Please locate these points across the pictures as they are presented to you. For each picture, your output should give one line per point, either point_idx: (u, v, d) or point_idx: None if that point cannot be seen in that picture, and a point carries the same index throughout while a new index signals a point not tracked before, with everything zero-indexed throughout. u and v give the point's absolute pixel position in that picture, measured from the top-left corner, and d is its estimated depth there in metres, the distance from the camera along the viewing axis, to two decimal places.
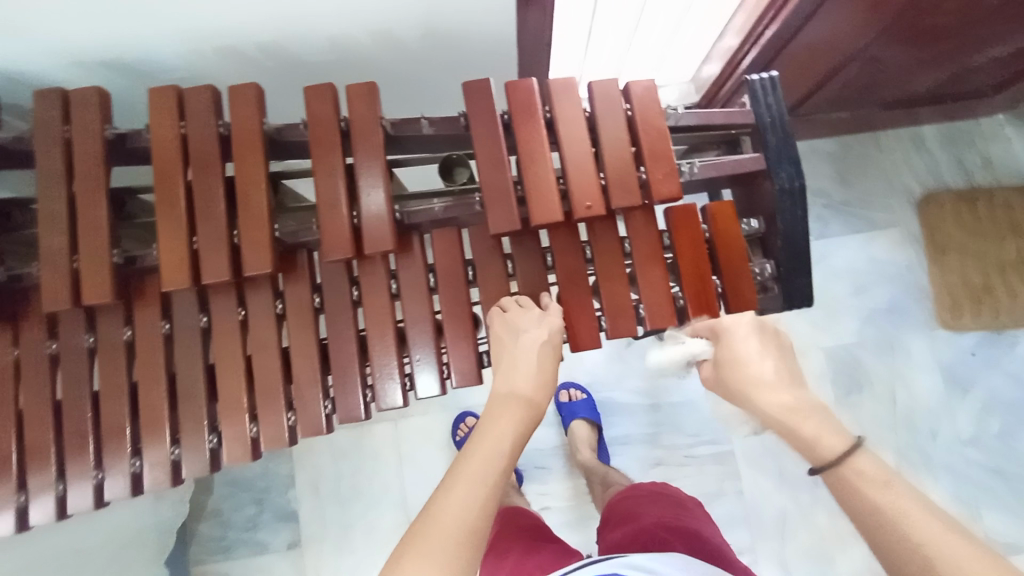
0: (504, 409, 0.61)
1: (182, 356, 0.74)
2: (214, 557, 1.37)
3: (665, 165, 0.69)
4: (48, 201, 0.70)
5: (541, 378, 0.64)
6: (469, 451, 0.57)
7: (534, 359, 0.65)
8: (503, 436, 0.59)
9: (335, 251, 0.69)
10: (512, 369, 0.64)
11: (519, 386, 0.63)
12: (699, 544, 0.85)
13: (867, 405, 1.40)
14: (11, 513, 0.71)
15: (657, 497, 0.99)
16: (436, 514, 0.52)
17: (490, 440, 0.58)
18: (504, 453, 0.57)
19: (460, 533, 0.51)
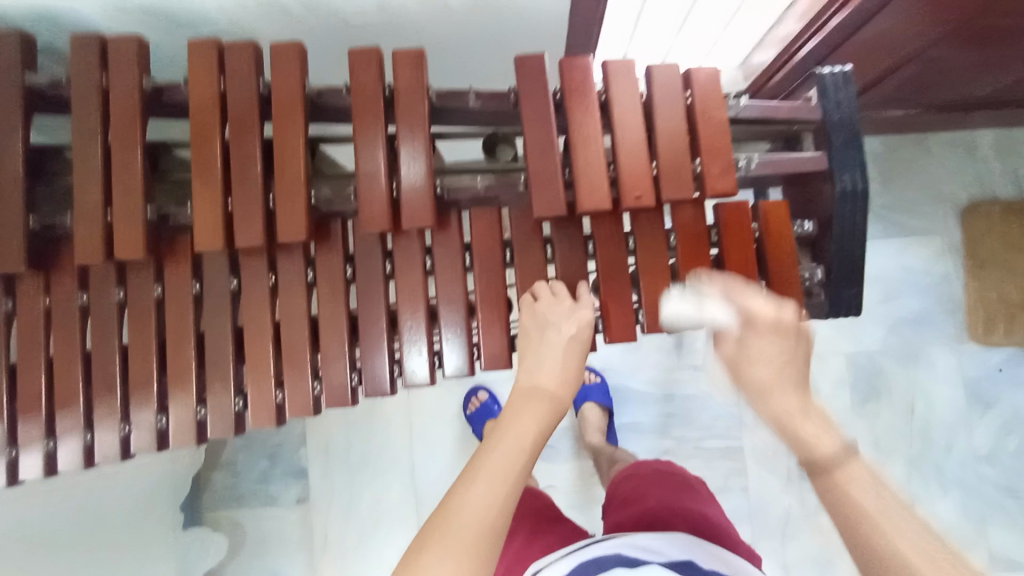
0: (526, 403, 0.59)
1: (211, 318, 0.73)
2: (225, 507, 1.40)
3: (722, 159, 0.65)
4: (84, 151, 0.69)
5: (565, 374, 0.63)
6: (490, 445, 0.55)
7: (560, 351, 0.64)
8: (526, 432, 0.56)
9: (372, 224, 0.67)
10: (537, 362, 0.63)
11: (544, 382, 0.61)
12: (703, 523, 0.82)
13: (884, 414, 1.37)
14: (40, 457, 0.72)
15: (660, 477, 0.94)
16: (453, 512, 0.50)
17: (513, 435, 0.56)
18: (525, 450, 0.55)
19: (478, 533, 0.49)
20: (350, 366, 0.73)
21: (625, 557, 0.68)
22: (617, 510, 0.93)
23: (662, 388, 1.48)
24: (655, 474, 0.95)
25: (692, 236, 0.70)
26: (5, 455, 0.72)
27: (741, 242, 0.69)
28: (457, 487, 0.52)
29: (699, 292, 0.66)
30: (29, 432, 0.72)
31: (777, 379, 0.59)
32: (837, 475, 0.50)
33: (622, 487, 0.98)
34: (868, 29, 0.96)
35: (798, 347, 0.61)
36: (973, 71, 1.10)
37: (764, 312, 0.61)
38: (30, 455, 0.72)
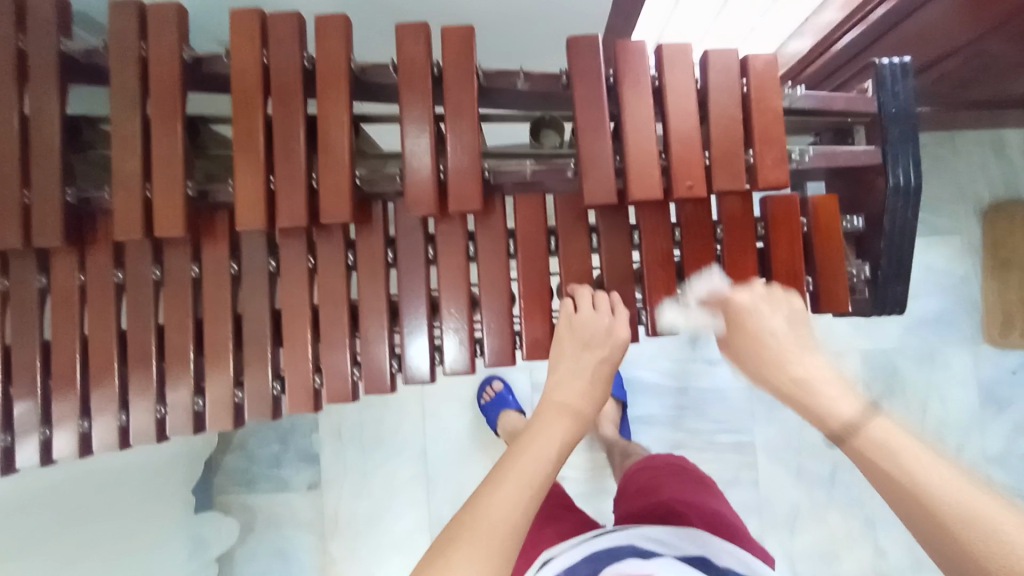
0: (552, 415, 0.62)
1: (249, 298, 0.72)
2: (238, 488, 1.42)
3: (777, 150, 0.64)
4: (123, 124, 0.67)
5: (589, 390, 0.65)
6: (516, 455, 0.58)
7: (590, 367, 0.66)
8: (550, 443, 0.59)
9: (419, 206, 0.66)
10: (569, 376, 0.65)
11: (569, 396, 0.64)
12: (718, 522, 0.83)
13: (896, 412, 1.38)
14: (76, 435, 0.72)
15: (677, 471, 0.94)
16: (483, 511, 0.51)
17: (539, 444, 0.59)
18: (549, 461, 0.58)
19: (505, 531, 0.50)
20: (389, 351, 0.72)
21: (641, 549, 0.72)
22: (630, 500, 0.93)
23: (676, 381, 1.48)
24: (669, 468, 0.95)
25: (738, 227, 0.69)
26: (39, 433, 0.72)
27: (788, 237, 0.68)
28: (485, 485, 0.55)
29: (668, 245, 0.70)
30: (63, 410, 0.72)
31: (761, 330, 0.63)
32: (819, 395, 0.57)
33: (637, 479, 0.97)
34: (909, 26, 0.95)
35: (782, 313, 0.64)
36: (1011, 69, 1.08)
37: (750, 299, 0.65)
38: (64, 433, 0.72)
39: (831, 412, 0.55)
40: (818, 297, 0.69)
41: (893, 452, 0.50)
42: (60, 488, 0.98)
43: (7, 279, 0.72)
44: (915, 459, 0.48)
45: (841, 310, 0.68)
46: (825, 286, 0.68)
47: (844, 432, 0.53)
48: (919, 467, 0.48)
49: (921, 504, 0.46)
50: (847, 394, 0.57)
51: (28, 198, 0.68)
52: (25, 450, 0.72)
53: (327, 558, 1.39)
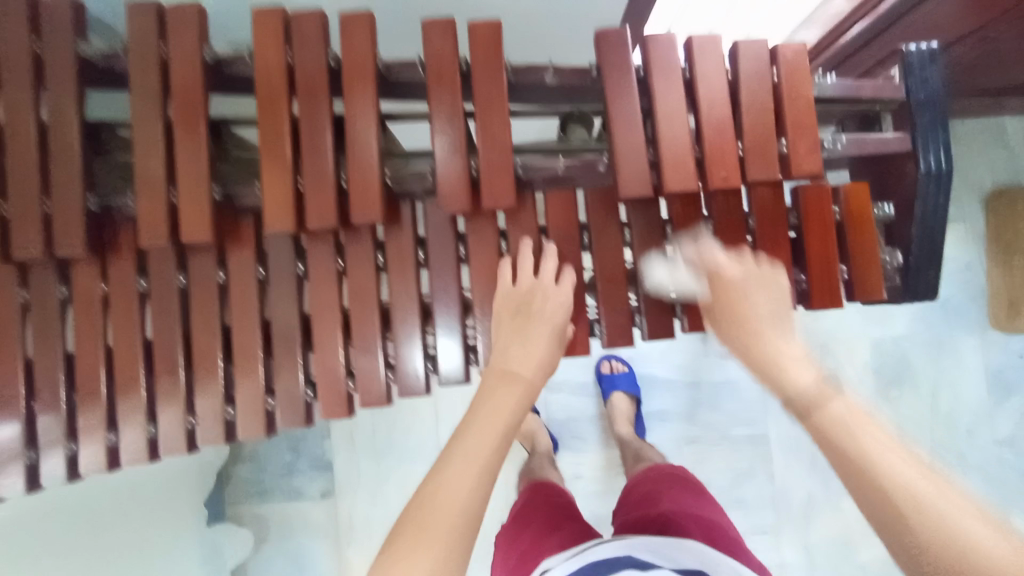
0: (498, 386, 0.59)
1: (277, 303, 0.71)
2: (250, 499, 1.40)
3: (810, 139, 0.64)
4: (145, 129, 0.66)
5: (542, 358, 0.62)
6: (464, 433, 0.56)
7: (544, 335, 0.63)
8: (499, 414, 0.57)
9: (453, 203, 0.65)
10: (520, 348, 0.62)
11: (518, 364, 0.61)
12: (719, 534, 0.79)
13: (908, 400, 1.39)
14: (104, 450, 0.70)
15: (679, 481, 0.93)
16: (433, 501, 0.51)
17: (484, 418, 0.57)
18: (496, 435, 0.56)
19: (456, 518, 0.50)
20: (424, 352, 0.71)
21: (637, 560, 0.69)
22: (632, 509, 0.92)
23: (689, 375, 1.48)
24: (674, 479, 0.93)
25: (770, 218, 0.69)
26: (64, 448, 0.70)
27: (821, 225, 0.68)
28: (434, 470, 0.53)
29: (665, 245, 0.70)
30: (88, 424, 0.70)
31: (746, 307, 0.61)
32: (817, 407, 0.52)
33: (637, 488, 0.97)
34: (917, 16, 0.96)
35: (771, 295, 0.62)
36: (1016, 55, 1.09)
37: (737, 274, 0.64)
38: (89, 447, 0.70)
39: (788, 383, 0.55)
40: (853, 286, 0.69)
41: (848, 428, 0.49)
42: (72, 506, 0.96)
43: (28, 291, 0.71)
44: (869, 435, 0.48)
45: (878, 297, 0.68)
46: (859, 273, 0.68)
47: (804, 403, 0.53)
48: (874, 447, 0.47)
49: (874, 482, 0.46)
50: (807, 364, 0.57)
51: (50, 208, 0.66)
52: (52, 466, 0.70)
53: (344, 567, 1.37)
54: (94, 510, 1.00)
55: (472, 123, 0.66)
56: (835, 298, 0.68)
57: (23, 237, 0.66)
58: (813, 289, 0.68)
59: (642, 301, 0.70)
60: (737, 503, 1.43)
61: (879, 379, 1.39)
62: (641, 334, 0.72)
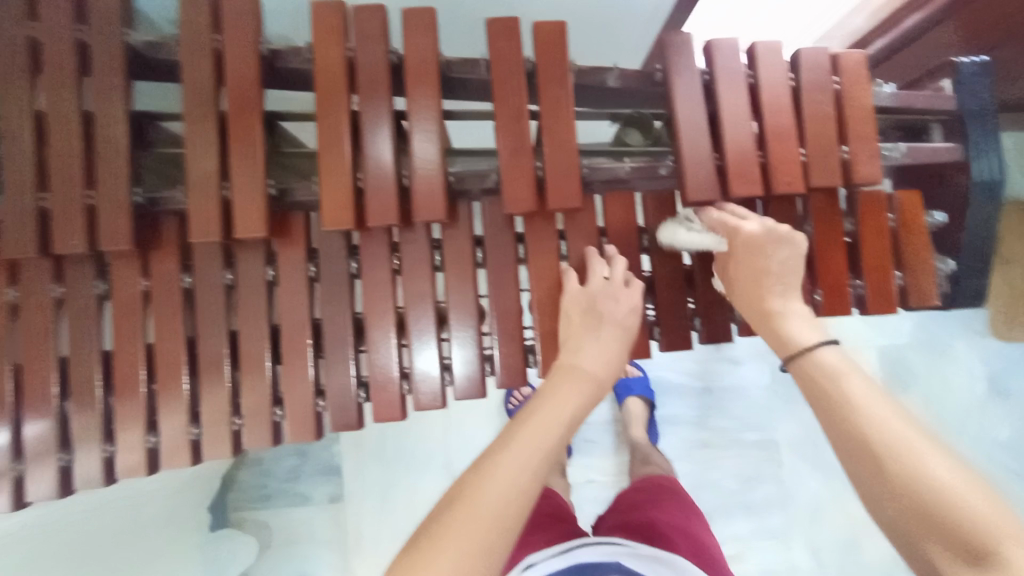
0: (563, 383, 0.57)
1: (329, 302, 0.69)
2: (253, 506, 1.32)
3: (870, 147, 0.65)
4: (198, 120, 0.63)
5: (614, 359, 0.61)
6: (526, 417, 0.54)
7: (614, 340, 0.62)
8: (564, 406, 0.55)
9: (518, 203, 0.64)
10: (579, 344, 0.61)
11: (584, 363, 0.59)
12: (705, 556, 0.76)
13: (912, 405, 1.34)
14: (143, 453, 0.67)
15: (667, 491, 0.91)
16: (487, 477, 0.48)
17: (546, 411, 0.54)
18: (561, 426, 0.54)
19: (508, 494, 0.47)
20: (480, 354, 0.69)
21: None
22: (621, 513, 0.89)
23: (702, 380, 1.46)
24: (664, 491, 0.91)
25: (828, 224, 0.69)
26: (101, 450, 0.67)
27: (876, 231, 0.69)
28: (490, 452, 0.51)
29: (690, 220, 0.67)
30: (125, 425, 0.67)
31: (764, 285, 0.62)
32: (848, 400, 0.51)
33: (629, 494, 0.94)
34: (933, 37, 0.88)
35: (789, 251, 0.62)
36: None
37: (756, 228, 0.62)
38: (127, 450, 0.67)
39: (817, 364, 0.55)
40: (907, 291, 0.70)
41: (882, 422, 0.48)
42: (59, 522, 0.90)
43: (63, 286, 0.68)
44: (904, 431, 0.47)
45: (931, 304, 0.69)
46: (912, 278, 0.69)
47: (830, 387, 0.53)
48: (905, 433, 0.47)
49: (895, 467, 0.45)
50: (817, 329, 0.58)
51: (92, 200, 0.63)
52: (85, 470, 0.67)
53: None
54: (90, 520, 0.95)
55: (535, 123, 0.65)
56: (891, 303, 0.69)
57: (64, 230, 0.63)
58: (869, 294, 0.68)
59: (699, 304, 0.70)
60: (746, 509, 1.40)
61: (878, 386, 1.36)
62: (698, 337, 0.71)
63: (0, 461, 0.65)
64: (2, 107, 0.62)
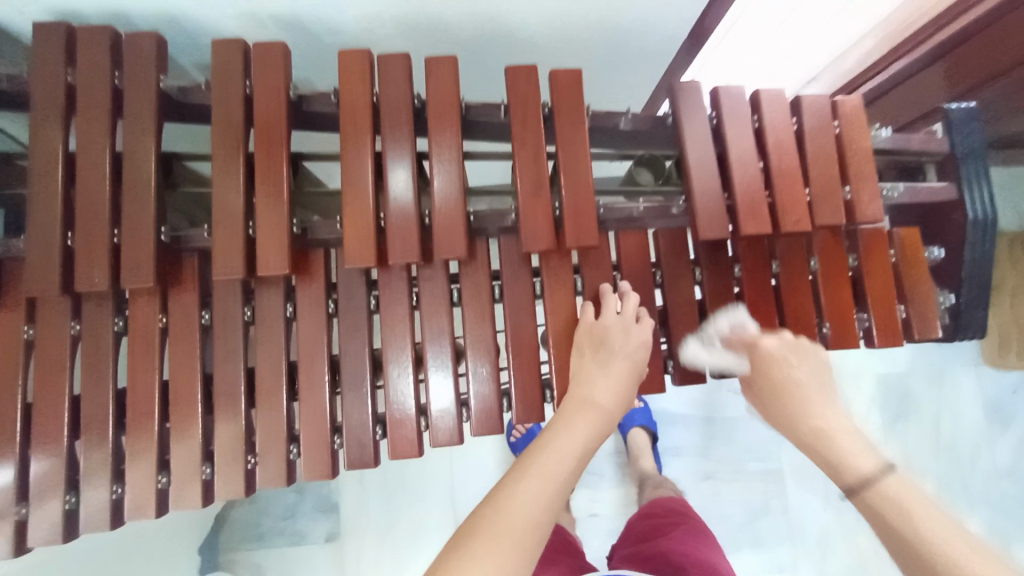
0: (575, 414, 0.59)
1: (348, 337, 0.70)
2: (247, 545, 1.28)
3: (872, 187, 0.68)
4: (226, 160, 0.65)
5: (624, 392, 0.62)
6: (540, 448, 0.55)
7: (622, 371, 0.63)
8: (576, 438, 0.57)
9: (538, 240, 0.66)
10: (589, 375, 0.63)
11: (596, 393, 0.61)
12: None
13: (913, 432, 1.34)
14: (154, 494, 0.66)
15: (681, 520, 0.89)
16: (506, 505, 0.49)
17: (560, 441, 0.56)
18: (574, 456, 0.55)
19: (527, 524, 0.48)
20: (497, 389, 0.70)
21: None
22: (635, 546, 0.87)
23: (704, 411, 1.46)
24: (678, 519, 0.89)
25: (833, 260, 0.71)
26: (111, 491, 0.66)
27: (880, 266, 0.71)
28: (509, 479, 0.52)
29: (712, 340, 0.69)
30: (137, 466, 0.65)
31: (795, 397, 0.61)
32: (870, 492, 0.52)
33: (639, 525, 0.93)
34: (921, 81, 0.92)
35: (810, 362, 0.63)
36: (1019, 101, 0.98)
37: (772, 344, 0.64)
38: (137, 490, 0.65)
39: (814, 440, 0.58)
40: (911, 324, 0.72)
41: (906, 510, 0.50)
42: None
43: (79, 323, 0.67)
44: (930, 524, 0.48)
45: (935, 336, 0.72)
46: (916, 311, 0.72)
47: (861, 487, 0.53)
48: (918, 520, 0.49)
49: None
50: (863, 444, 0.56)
51: (118, 239, 0.65)
52: (93, 512, 0.65)
53: None
54: None
55: (552, 163, 0.68)
56: (899, 336, 0.71)
57: (87, 268, 0.63)
58: (876, 328, 0.70)
59: (712, 338, 0.71)
60: (752, 543, 1.37)
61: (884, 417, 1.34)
62: (712, 370, 0.73)
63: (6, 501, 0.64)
64: (34, 148, 0.63)
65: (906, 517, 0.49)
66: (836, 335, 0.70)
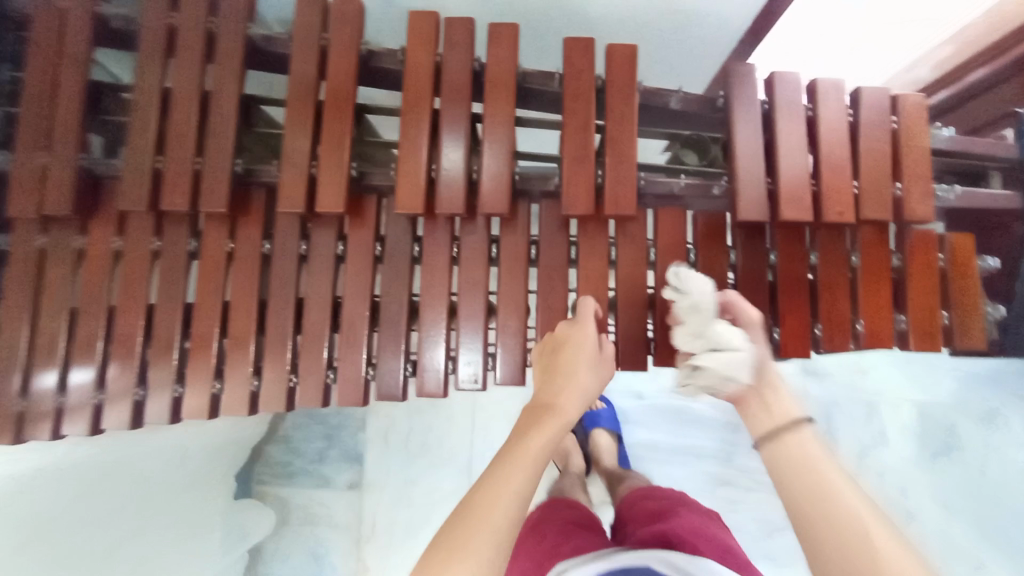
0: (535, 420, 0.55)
1: (389, 280, 0.75)
2: (278, 481, 1.38)
3: (926, 186, 0.67)
4: (298, 105, 0.71)
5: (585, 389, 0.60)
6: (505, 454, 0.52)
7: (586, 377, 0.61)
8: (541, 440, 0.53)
9: (578, 206, 0.68)
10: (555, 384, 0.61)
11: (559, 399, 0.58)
12: (729, 557, 0.75)
13: (955, 470, 1.18)
14: (208, 397, 0.74)
15: (680, 501, 0.89)
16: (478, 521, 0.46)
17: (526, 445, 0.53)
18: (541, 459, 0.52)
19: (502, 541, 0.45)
20: (522, 346, 0.73)
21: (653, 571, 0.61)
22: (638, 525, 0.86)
23: (723, 413, 1.38)
24: (677, 501, 0.89)
25: (875, 259, 0.70)
26: (172, 390, 0.74)
27: (926, 270, 0.70)
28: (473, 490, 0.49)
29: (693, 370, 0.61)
30: (195, 372, 0.73)
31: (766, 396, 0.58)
32: (788, 437, 0.51)
33: (640, 507, 0.92)
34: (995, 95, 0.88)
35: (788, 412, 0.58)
36: None
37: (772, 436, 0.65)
38: (195, 393, 0.73)
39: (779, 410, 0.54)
40: (953, 332, 0.70)
41: (808, 466, 0.49)
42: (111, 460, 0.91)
43: (159, 240, 0.76)
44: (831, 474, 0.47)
45: (975, 347, 0.70)
46: (959, 319, 0.70)
47: (777, 436, 0.52)
48: (869, 520, 0.44)
49: (824, 511, 0.45)
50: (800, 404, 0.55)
51: (199, 167, 0.72)
52: (155, 408, 0.73)
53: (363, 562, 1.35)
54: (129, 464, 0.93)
55: (600, 136, 0.70)
56: (936, 343, 0.69)
57: (172, 191, 0.71)
58: (912, 331, 0.69)
59: None
60: None
61: (922, 452, 1.22)
62: None
63: (86, 390, 0.73)
64: (137, 82, 0.72)
65: (806, 462, 0.49)
66: (869, 334, 0.69)
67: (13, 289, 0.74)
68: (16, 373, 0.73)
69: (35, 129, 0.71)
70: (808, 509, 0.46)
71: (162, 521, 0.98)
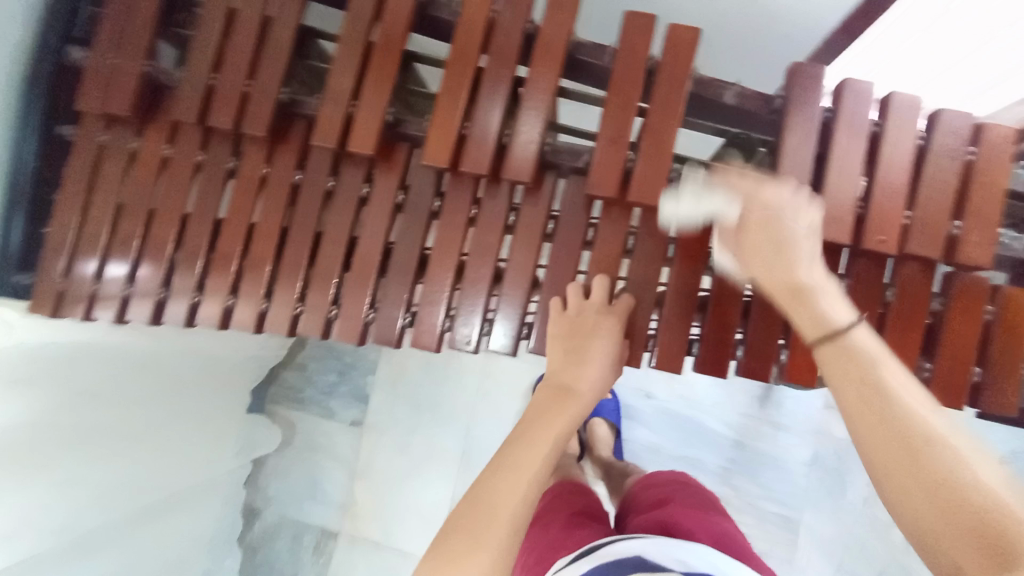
0: (553, 407, 0.62)
1: (407, 227, 0.76)
2: (287, 404, 1.46)
3: (987, 230, 0.61)
4: (349, 44, 0.72)
5: (599, 379, 0.66)
6: (515, 443, 0.57)
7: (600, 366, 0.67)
8: (553, 430, 0.59)
9: (601, 187, 0.66)
10: (578, 365, 0.66)
11: (578, 384, 0.65)
12: (727, 545, 0.72)
13: None
14: (222, 308, 0.78)
15: (680, 485, 0.87)
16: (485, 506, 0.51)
17: (534, 434, 0.58)
18: (549, 453, 0.56)
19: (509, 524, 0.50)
20: (521, 319, 0.73)
21: (646, 562, 0.60)
22: (638, 516, 0.84)
23: (734, 433, 1.30)
24: (677, 486, 0.86)
25: (912, 298, 0.65)
26: (191, 297, 0.79)
27: (966, 320, 0.64)
28: (486, 475, 0.54)
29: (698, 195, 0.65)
30: (214, 284, 0.78)
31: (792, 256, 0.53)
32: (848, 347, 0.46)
33: (641, 496, 0.89)
34: None
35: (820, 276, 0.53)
36: None
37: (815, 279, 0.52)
38: (211, 302, 0.78)
39: (822, 316, 0.49)
40: (983, 393, 0.64)
41: (872, 385, 0.44)
42: (136, 350, 0.96)
43: (204, 154, 0.80)
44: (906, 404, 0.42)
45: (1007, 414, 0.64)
46: (993, 381, 0.64)
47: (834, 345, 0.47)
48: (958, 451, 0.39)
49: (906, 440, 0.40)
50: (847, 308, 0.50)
51: (249, 90, 0.75)
52: (175, 310, 0.78)
53: (349, 498, 1.42)
54: (151, 359, 0.98)
55: (640, 120, 0.67)
56: (961, 400, 0.64)
57: (220, 107, 0.74)
58: (936, 382, 0.64)
59: (749, 337, 0.69)
60: None
61: None
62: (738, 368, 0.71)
63: (118, 282, 0.79)
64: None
65: (878, 390, 0.43)
66: None
67: (70, 178, 0.80)
68: (62, 256, 0.79)
69: (110, 30, 0.76)
70: (887, 440, 0.41)
71: (171, 418, 1.05)
